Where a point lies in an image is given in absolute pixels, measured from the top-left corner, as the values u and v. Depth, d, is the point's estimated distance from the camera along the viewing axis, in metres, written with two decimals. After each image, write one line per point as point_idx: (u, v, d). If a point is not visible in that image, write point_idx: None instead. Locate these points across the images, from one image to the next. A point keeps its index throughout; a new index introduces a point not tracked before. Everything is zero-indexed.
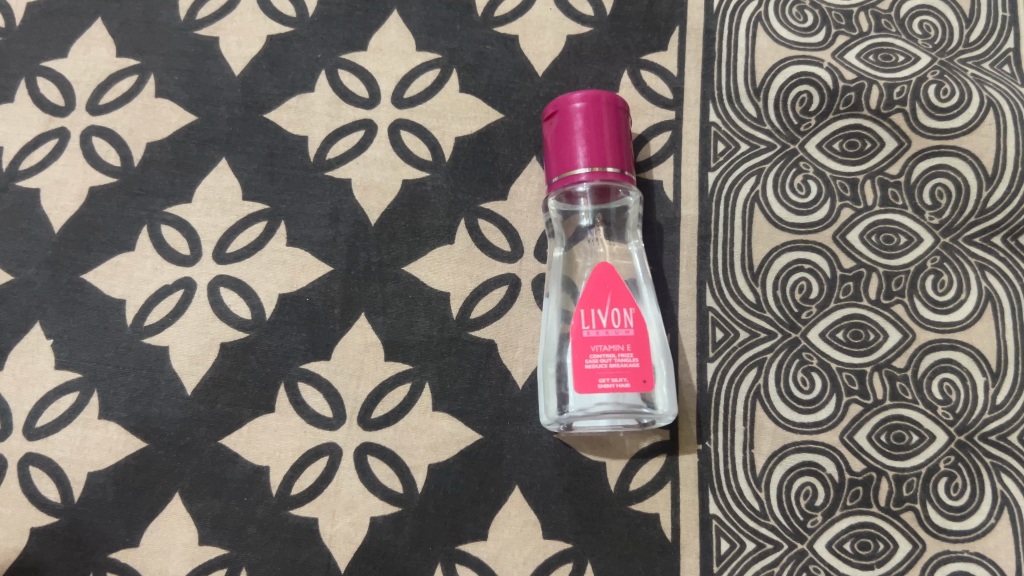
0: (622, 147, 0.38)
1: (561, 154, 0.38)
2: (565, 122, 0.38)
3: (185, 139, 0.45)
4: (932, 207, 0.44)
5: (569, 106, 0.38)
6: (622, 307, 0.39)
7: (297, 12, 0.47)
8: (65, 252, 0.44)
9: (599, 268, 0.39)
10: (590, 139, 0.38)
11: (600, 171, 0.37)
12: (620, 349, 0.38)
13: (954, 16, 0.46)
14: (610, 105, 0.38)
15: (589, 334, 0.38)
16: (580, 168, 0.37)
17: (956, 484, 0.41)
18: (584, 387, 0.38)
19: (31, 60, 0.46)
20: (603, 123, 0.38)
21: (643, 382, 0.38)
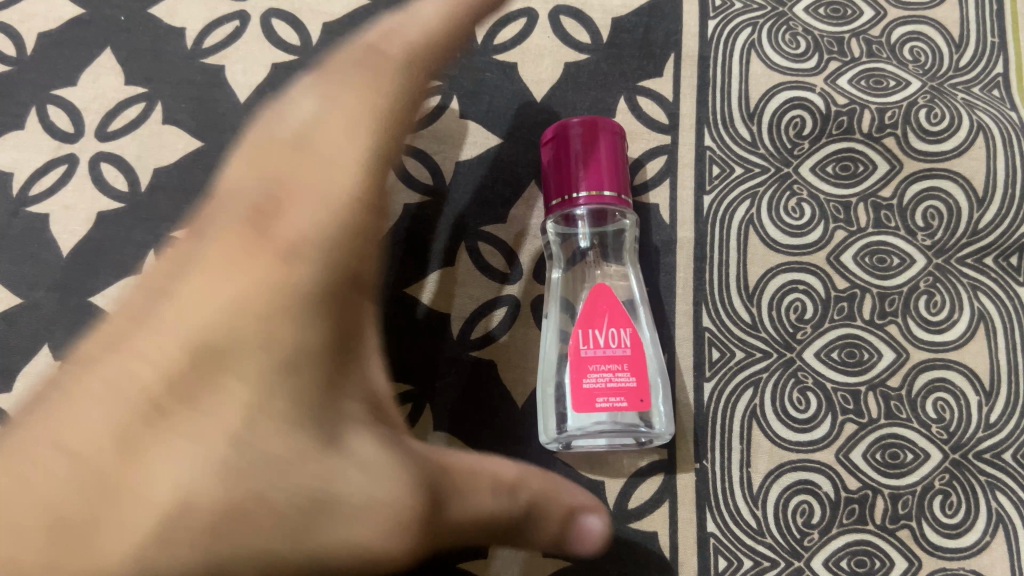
0: (620, 171, 0.39)
1: (560, 178, 0.39)
2: (563, 146, 0.39)
3: (191, 165, 0.46)
4: (924, 228, 0.45)
5: (565, 131, 0.39)
6: (619, 327, 0.39)
7: (302, 42, 0.48)
8: (74, 275, 0.45)
9: (597, 289, 0.40)
10: (588, 165, 0.38)
11: (597, 196, 0.38)
12: (618, 369, 0.38)
13: (944, 41, 0.47)
14: (606, 131, 0.39)
15: (587, 353, 0.39)
16: (579, 192, 0.38)
17: (952, 501, 0.42)
18: (583, 406, 0.38)
19: (43, 89, 0.48)
20: (600, 148, 0.39)
21: (641, 401, 0.38)
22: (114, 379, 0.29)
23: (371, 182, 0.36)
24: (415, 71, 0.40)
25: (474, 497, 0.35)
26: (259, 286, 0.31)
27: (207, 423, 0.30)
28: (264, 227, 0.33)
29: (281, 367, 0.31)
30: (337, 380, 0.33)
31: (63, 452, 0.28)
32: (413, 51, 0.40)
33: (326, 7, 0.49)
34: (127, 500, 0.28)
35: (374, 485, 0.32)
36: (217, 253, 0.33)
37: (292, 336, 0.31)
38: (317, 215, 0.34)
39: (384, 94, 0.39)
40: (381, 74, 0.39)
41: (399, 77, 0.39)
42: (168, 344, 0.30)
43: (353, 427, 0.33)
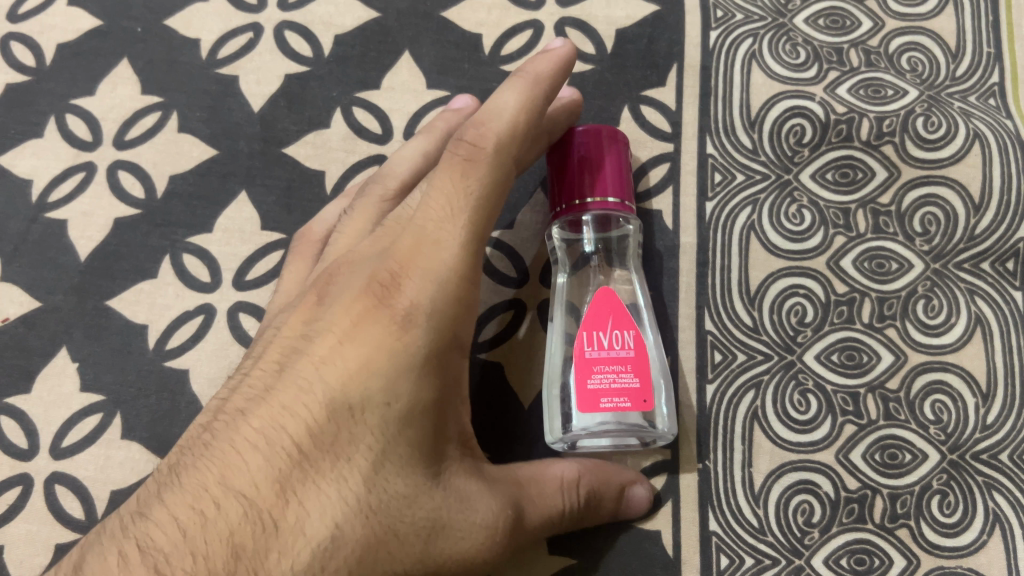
0: (623, 177, 0.40)
1: (564, 185, 0.40)
2: (567, 152, 0.40)
3: (205, 172, 0.48)
4: (922, 234, 0.46)
5: (570, 138, 0.40)
6: (624, 331, 0.40)
7: (314, 53, 0.49)
8: (91, 279, 0.46)
9: (600, 293, 0.41)
10: (591, 171, 0.40)
11: (601, 201, 0.39)
12: (621, 370, 0.39)
13: (941, 52, 0.48)
14: (610, 138, 0.40)
15: (591, 354, 0.39)
16: (582, 198, 0.39)
17: (949, 501, 0.42)
18: (587, 406, 0.39)
19: (61, 98, 0.49)
20: (604, 154, 0.40)
21: (644, 402, 0.39)
22: (269, 431, 0.31)
23: (476, 250, 0.34)
24: (514, 143, 0.37)
25: (547, 494, 0.37)
26: (382, 349, 0.32)
27: (350, 472, 0.31)
28: (389, 297, 0.33)
29: (406, 424, 0.32)
30: (444, 426, 0.33)
31: (234, 496, 0.30)
32: (515, 132, 0.37)
33: (337, 19, 0.50)
34: (290, 544, 0.30)
35: (478, 516, 0.34)
36: (342, 318, 0.33)
37: (413, 392, 0.32)
38: (440, 284, 0.33)
39: (497, 171, 0.36)
40: (499, 146, 0.36)
41: (505, 148, 0.36)
42: (309, 402, 0.32)
43: (456, 467, 0.34)
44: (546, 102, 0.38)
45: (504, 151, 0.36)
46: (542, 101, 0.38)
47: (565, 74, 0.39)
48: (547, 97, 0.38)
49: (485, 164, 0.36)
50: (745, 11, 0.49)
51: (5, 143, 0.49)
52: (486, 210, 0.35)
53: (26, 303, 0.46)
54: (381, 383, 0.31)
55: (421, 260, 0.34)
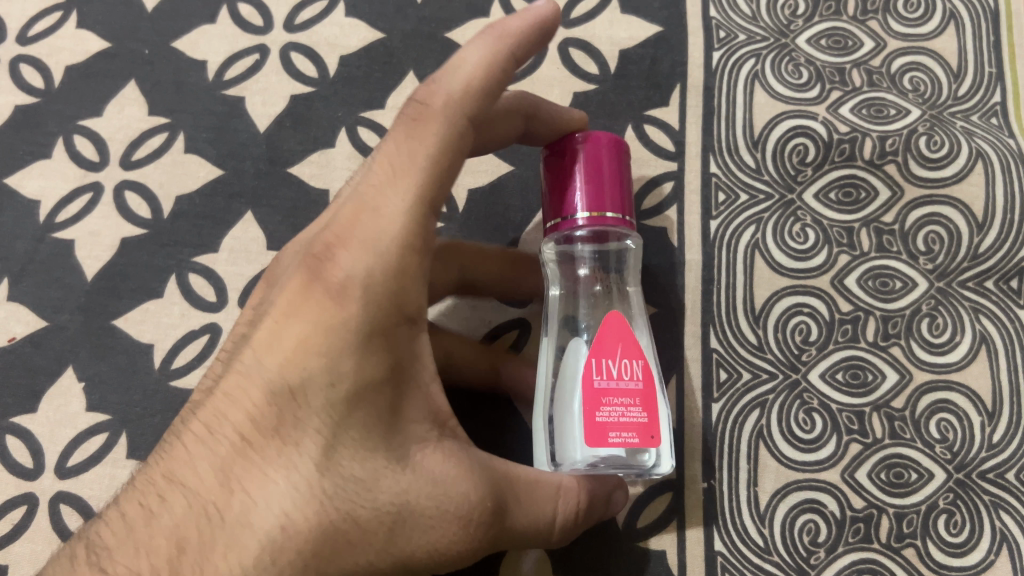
0: (623, 190, 0.38)
1: (561, 198, 0.38)
2: (565, 163, 0.38)
3: (211, 192, 0.48)
4: (926, 253, 0.46)
5: (569, 149, 0.38)
6: (631, 358, 0.37)
7: (319, 74, 0.50)
8: (97, 299, 0.46)
9: (609, 318, 0.38)
10: (590, 184, 0.37)
11: (597, 217, 0.37)
12: (631, 403, 0.36)
13: (943, 71, 0.49)
14: (610, 149, 0.38)
15: (600, 385, 0.36)
16: (578, 214, 0.37)
17: (956, 520, 0.42)
18: (593, 440, 0.35)
19: (69, 119, 0.50)
20: (603, 165, 0.38)
21: (652, 437, 0.36)
22: (213, 422, 0.31)
23: (426, 216, 0.31)
24: (466, 112, 0.33)
25: (539, 497, 0.35)
26: (318, 327, 0.30)
27: (298, 459, 0.29)
28: (325, 270, 0.31)
29: (352, 404, 0.30)
30: (402, 405, 0.31)
31: (181, 491, 0.30)
32: (470, 87, 0.33)
33: (343, 40, 0.50)
34: (237, 539, 0.28)
35: (446, 500, 0.31)
36: (281, 297, 0.32)
37: (355, 371, 0.30)
38: (378, 253, 0.31)
39: (447, 139, 0.32)
40: (447, 111, 0.33)
41: (454, 117, 0.33)
42: (252, 389, 0.30)
43: (423, 447, 0.32)
44: (514, 60, 0.34)
45: (454, 120, 0.33)
46: (503, 66, 0.34)
47: (539, 43, 0.35)
48: (501, 59, 0.34)
49: (430, 136, 0.32)
50: (748, 32, 0.50)
51: (12, 164, 0.49)
52: (433, 181, 0.32)
53: (32, 323, 0.46)
54: (322, 363, 0.30)
55: (362, 234, 0.31)
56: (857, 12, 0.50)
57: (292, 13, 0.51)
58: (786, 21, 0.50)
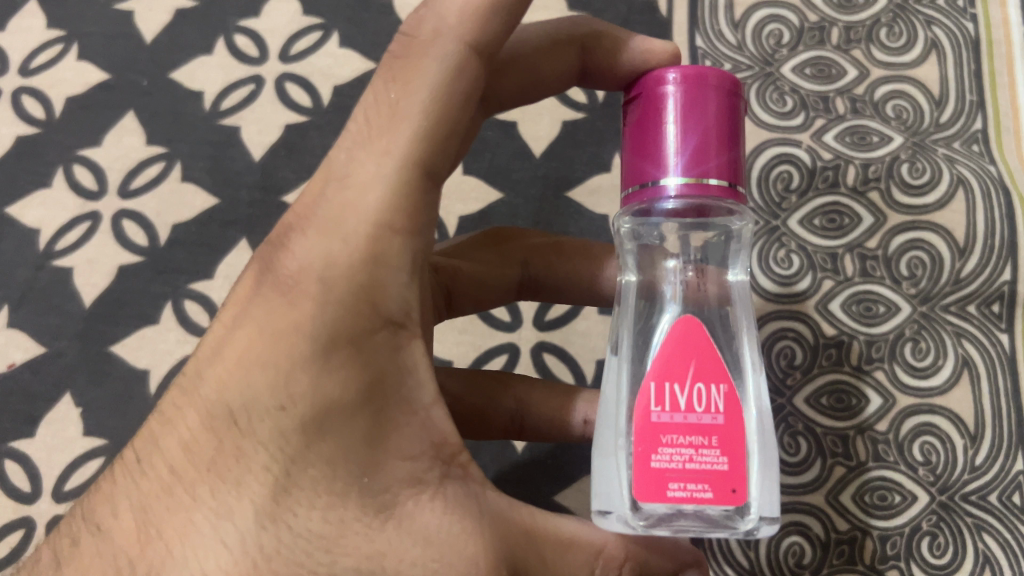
0: (733, 148, 0.28)
1: (645, 158, 0.28)
2: (653, 112, 0.28)
3: (207, 220, 0.49)
4: (908, 278, 0.46)
5: (659, 90, 0.28)
6: (708, 383, 0.28)
7: (313, 103, 0.51)
8: (94, 326, 0.47)
9: (682, 325, 0.30)
10: (686, 138, 0.28)
11: (699, 184, 0.27)
12: (703, 445, 0.28)
13: (925, 99, 0.49)
14: (720, 94, 0.28)
15: (662, 420, 0.28)
16: (670, 179, 0.28)
17: (939, 542, 0.43)
18: (653, 490, 0.28)
19: (68, 149, 0.51)
20: (708, 122, 0.27)
21: (733, 491, 0.28)
22: (146, 450, 0.28)
23: (402, 197, 0.29)
24: (454, 58, 0.30)
25: (571, 559, 0.30)
26: (264, 336, 0.28)
27: (236, 504, 0.27)
28: (278, 267, 0.29)
29: (305, 432, 0.27)
30: (374, 441, 0.28)
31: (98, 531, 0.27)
32: (459, 27, 0.30)
33: (336, 70, 0.51)
34: None
35: (434, 557, 0.28)
36: (231, 304, 0.30)
37: (310, 392, 0.27)
38: (336, 245, 0.28)
39: (435, 102, 0.29)
40: (434, 62, 0.29)
41: (440, 63, 0.29)
42: (192, 414, 0.28)
43: (403, 493, 0.28)
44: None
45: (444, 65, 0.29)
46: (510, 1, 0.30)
47: None
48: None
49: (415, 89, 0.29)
50: (733, 61, 0.51)
51: (14, 194, 0.50)
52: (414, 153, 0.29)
53: (30, 349, 0.47)
54: (269, 380, 0.28)
55: (328, 223, 0.29)
56: (840, 41, 0.51)
57: (286, 45, 0.52)
58: (771, 50, 0.51)
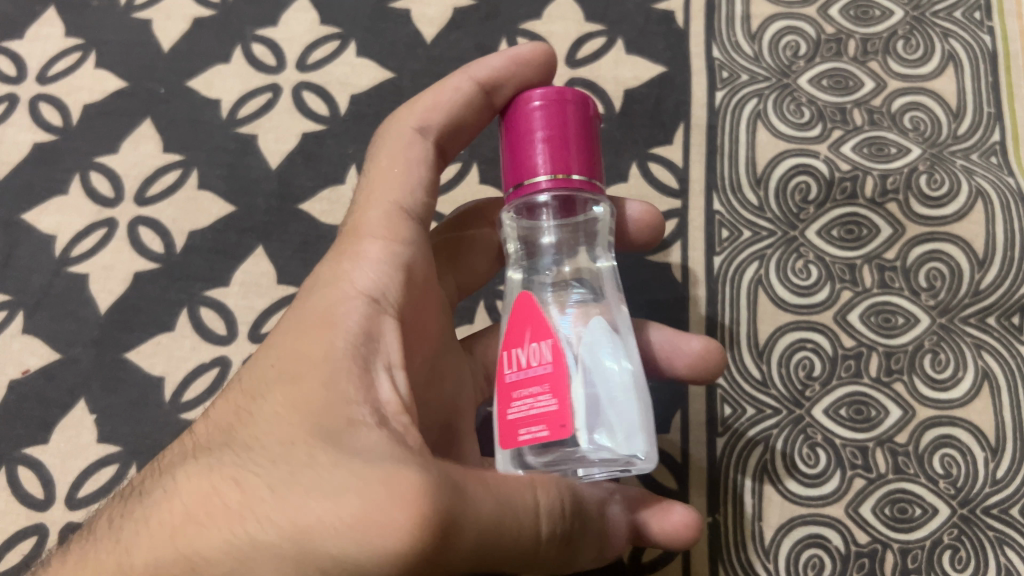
0: (589, 149, 0.32)
1: (517, 160, 0.32)
2: (518, 122, 0.32)
3: (223, 227, 0.49)
4: (927, 289, 0.46)
5: (526, 106, 0.32)
6: (539, 340, 0.31)
7: (330, 112, 0.51)
8: (110, 333, 0.47)
9: (519, 300, 0.33)
10: (551, 142, 0.31)
11: (563, 180, 0.31)
12: (539, 392, 0.30)
13: (943, 111, 0.49)
14: (577, 107, 0.32)
15: (511, 379, 0.31)
16: (540, 175, 0.31)
17: (961, 556, 0.42)
18: (508, 441, 0.31)
19: (85, 156, 0.51)
20: (568, 130, 0.31)
21: (564, 426, 0.29)
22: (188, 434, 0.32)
23: (392, 220, 0.35)
24: (427, 156, 0.37)
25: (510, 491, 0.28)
26: (281, 322, 0.33)
27: (220, 439, 0.28)
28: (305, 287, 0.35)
29: (286, 379, 0.29)
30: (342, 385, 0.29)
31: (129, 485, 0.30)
32: (423, 112, 0.38)
33: (354, 80, 0.51)
34: (137, 501, 0.28)
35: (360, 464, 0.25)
36: None
37: (300, 349, 0.30)
38: (337, 254, 0.34)
39: (404, 155, 0.36)
40: (399, 140, 0.37)
41: (417, 159, 0.37)
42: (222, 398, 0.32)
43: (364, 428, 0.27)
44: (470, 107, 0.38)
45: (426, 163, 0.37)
46: (469, 113, 0.38)
47: (515, 61, 0.39)
48: (456, 98, 0.38)
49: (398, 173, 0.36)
50: (750, 72, 0.50)
51: (30, 200, 0.50)
52: (406, 202, 0.36)
53: (45, 355, 0.47)
54: (275, 349, 0.31)
55: (341, 244, 0.34)
56: (857, 52, 0.51)
57: (304, 54, 0.52)
58: (788, 62, 0.51)
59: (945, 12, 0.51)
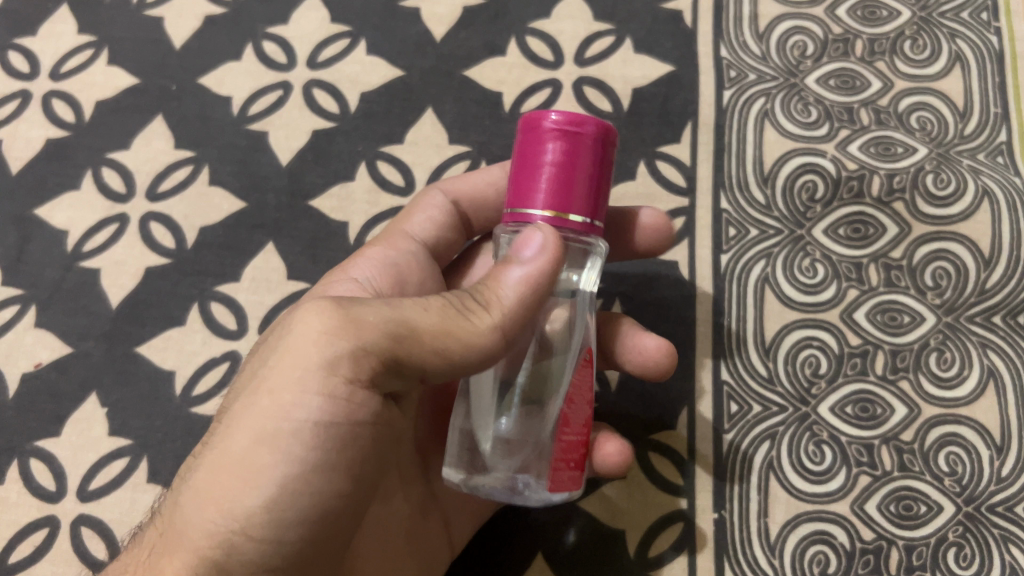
0: (598, 192, 0.31)
1: (519, 185, 0.31)
2: (532, 154, 0.31)
3: (234, 223, 0.49)
4: (933, 288, 0.46)
5: (538, 134, 0.31)
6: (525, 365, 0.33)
7: (341, 110, 0.51)
8: (121, 327, 0.48)
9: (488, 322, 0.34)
10: (555, 179, 0.30)
11: (558, 220, 0.31)
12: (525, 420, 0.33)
13: (949, 111, 0.50)
14: (590, 143, 0.31)
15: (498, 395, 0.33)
16: (535, 210, 0.31)
17: (965, 553, 0.43)
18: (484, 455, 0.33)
19: (97, 152, 0.51)
20: (574, 169, 0.30)
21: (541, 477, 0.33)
22: None
23: (391, 236, 0.43)
24: (442, 217, 0.44)
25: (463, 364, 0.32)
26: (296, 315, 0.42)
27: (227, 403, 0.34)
28: None
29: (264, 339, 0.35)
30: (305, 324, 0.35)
31: None
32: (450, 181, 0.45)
33: (364, 77, 0.52)
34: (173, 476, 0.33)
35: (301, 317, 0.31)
36: None
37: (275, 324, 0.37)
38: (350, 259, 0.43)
39: (418, 206, 0.44)
40: (419, 197, 0.45)
41: (429, 217, 0.44)
42: None
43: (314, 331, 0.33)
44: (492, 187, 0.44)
45: (437, 225, 0.44)
46: (496, 197, 0.45)
47: None
48: (484, 181, 0.44)
49: (411, 226, 0.43)
50: (758, 72, 0.51)
51: (43, 196, 0.51)
52: (407, 232, 0.43)
53: (57, 349, 0.48)
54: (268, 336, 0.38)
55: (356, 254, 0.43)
56: (864, 52, 0.51)
57: (315, 52, 0.53)
58: (795, 62, 0.51)
59: (953, 13, 0.52)
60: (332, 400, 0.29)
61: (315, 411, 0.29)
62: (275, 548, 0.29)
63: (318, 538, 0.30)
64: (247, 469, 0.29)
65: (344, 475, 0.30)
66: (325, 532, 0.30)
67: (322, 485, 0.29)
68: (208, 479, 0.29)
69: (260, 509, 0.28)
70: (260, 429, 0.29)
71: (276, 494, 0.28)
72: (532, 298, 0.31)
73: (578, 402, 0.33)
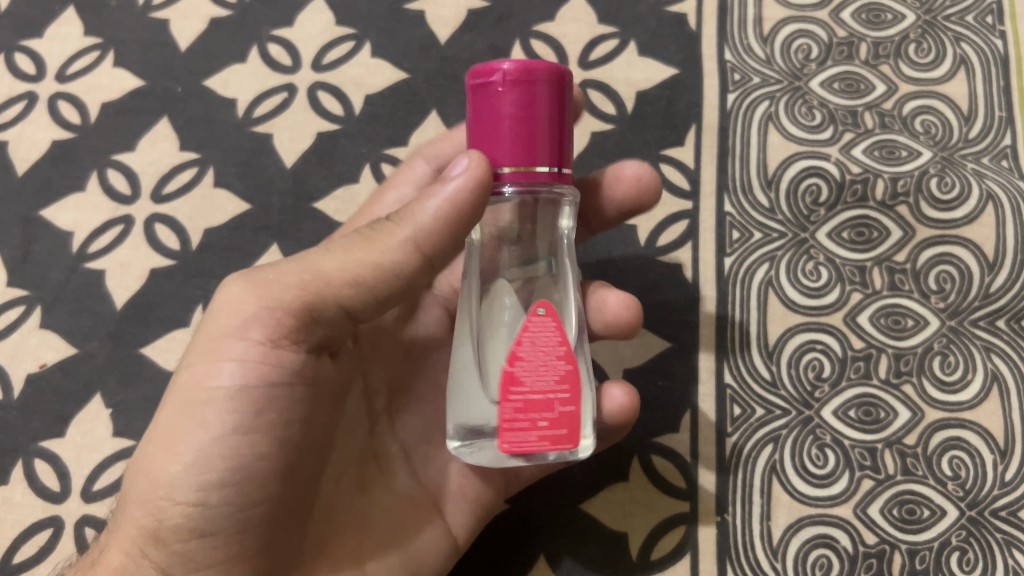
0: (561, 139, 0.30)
1: (479, 143, 0.31)
2: (488, 113, 0.30)
3: (239, 225, 0.49)
4: (937, 292, 0.46)
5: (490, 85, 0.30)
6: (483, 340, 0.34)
7: (345, 112, 0.51)
8: (126, 328, 0.48)
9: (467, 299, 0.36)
10: (517, 131, 0.30)
11: (525, 174, 0.30)
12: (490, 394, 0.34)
13: (954, 115, 0.49)
14: (547, 87, 0.30)
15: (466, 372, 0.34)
16: (501, 168, 0.30)
17: (968, 558, 0.43)
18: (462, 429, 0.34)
19: (103, 154, 0.52)
20: (535, 118, 0.30)
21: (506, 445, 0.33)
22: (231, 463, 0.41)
23: (354, 225, 0.46)
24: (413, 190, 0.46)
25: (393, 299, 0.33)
26: None
27: None
28: None
29: None
30: None
31: None
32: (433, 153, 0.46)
33: (368, 80, 0.52)
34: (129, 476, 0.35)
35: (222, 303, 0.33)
36: None
37: None
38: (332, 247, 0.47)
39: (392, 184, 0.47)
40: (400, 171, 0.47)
41: (400, 196, 0.46)
42: None
43: None
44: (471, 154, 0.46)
45: (406, 200, 0.45)
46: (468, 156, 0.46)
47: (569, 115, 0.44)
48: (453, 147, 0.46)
49: (384, 205, 0.46)
50: (762, 75, 0.51)
51: (47, 197, 0.51)
52: (375, 215, 0.46)
53: (62, 350, 0.48)
54: None
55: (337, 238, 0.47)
56: (869, 56, 0.51)
57: (319, 54, 0.53)
58: (800, 65, 0.51)
59: (958, 16, 0.51)
60: (248, 363, 0.31)
61: (229, 375, 0.30)
62: (204, 513, 0.30)
63: (253, 502, 0.31)
64: (171, 437, 0.30)
65: (268, 438, 0.31)
66: (260, 496, 0.31)
67: (244, 447, 0.31)
68: (140, 459, 0.31)
69: (182, 475, 0.30)
70: (180, 401, 0.31)
71: (199, 457, 0.30)
72: (453, 217, 0.31)
73: (533, 359, 0.34)
